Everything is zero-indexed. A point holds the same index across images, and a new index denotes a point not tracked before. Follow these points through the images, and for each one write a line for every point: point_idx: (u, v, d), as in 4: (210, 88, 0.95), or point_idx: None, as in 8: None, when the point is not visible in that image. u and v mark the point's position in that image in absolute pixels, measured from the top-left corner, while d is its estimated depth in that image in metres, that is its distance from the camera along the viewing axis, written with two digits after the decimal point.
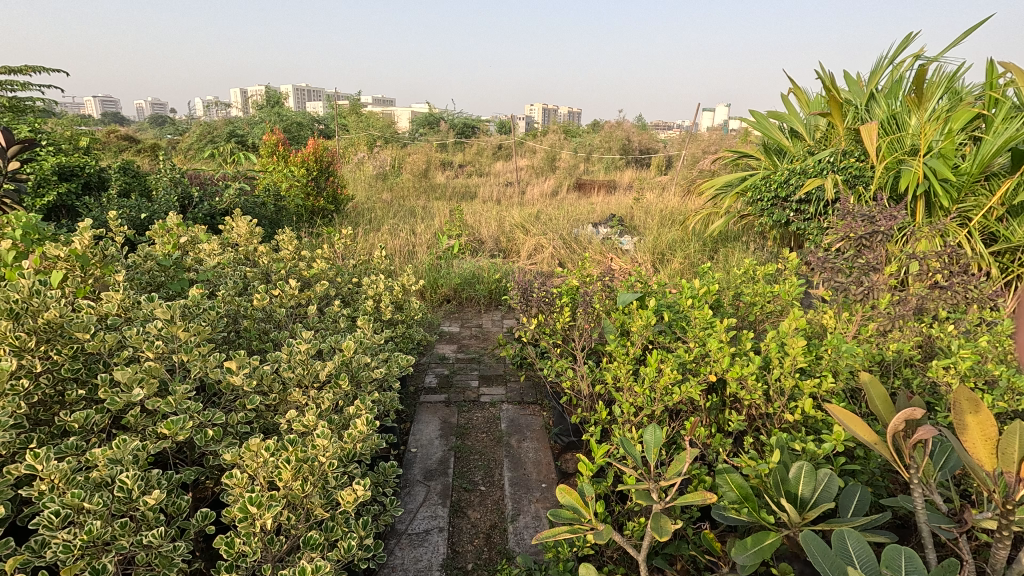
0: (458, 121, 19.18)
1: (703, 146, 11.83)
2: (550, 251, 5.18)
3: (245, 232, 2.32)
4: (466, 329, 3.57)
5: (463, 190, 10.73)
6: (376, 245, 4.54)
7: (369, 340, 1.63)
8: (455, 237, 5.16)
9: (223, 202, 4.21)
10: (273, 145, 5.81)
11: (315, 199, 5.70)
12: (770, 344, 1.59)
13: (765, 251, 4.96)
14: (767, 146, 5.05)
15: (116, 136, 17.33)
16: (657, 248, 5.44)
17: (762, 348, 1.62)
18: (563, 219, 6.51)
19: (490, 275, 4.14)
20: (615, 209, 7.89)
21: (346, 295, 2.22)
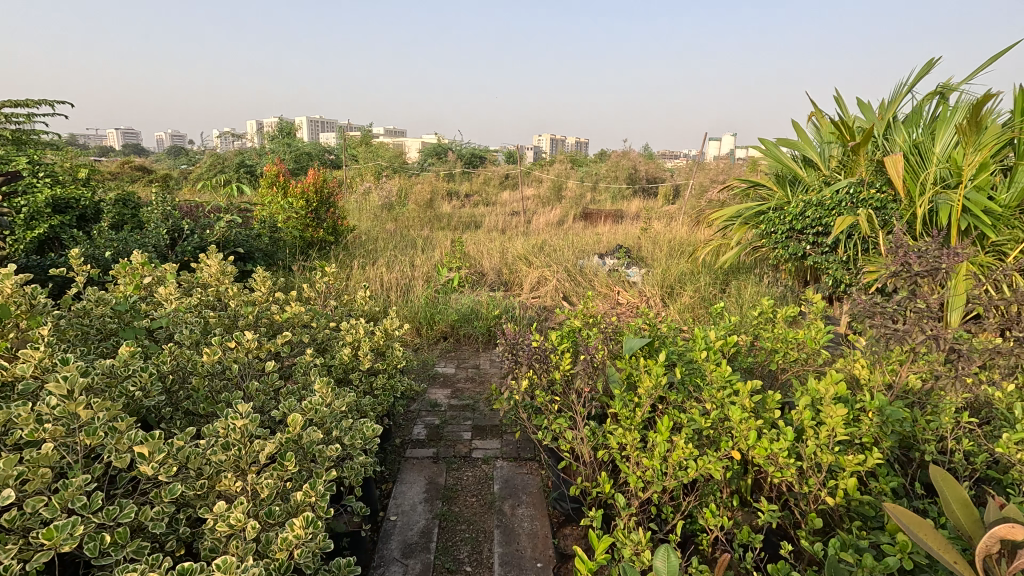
0: (466, 151, 19.34)
1: (711, 174, 11.70)
2: (554, 284, 4.97)
3: (217, 272, 2.15)
4: (463, 371, 3.35)
5: (468, 220, 10.63)
6: (372, 279, 4.37)
7: (334, 402, 1.41)
8: (456, 270, 4.98)
9: (214, 235, 4.08)
10: (272, 176, 5.73)
11: (314, 230, 5.57)
12: (803, 410, 1.35)
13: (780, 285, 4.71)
14: (779, 176, 4.88)
15: (129, 167, 17.62)
16: (666, 281, 5.22)
17: (792, 414, 1.38)
18: (568, 251, 6.32)
19: (489, 311, 3.94)
20: (622, 239, 7.72)
21: (322, 341, 2.02)
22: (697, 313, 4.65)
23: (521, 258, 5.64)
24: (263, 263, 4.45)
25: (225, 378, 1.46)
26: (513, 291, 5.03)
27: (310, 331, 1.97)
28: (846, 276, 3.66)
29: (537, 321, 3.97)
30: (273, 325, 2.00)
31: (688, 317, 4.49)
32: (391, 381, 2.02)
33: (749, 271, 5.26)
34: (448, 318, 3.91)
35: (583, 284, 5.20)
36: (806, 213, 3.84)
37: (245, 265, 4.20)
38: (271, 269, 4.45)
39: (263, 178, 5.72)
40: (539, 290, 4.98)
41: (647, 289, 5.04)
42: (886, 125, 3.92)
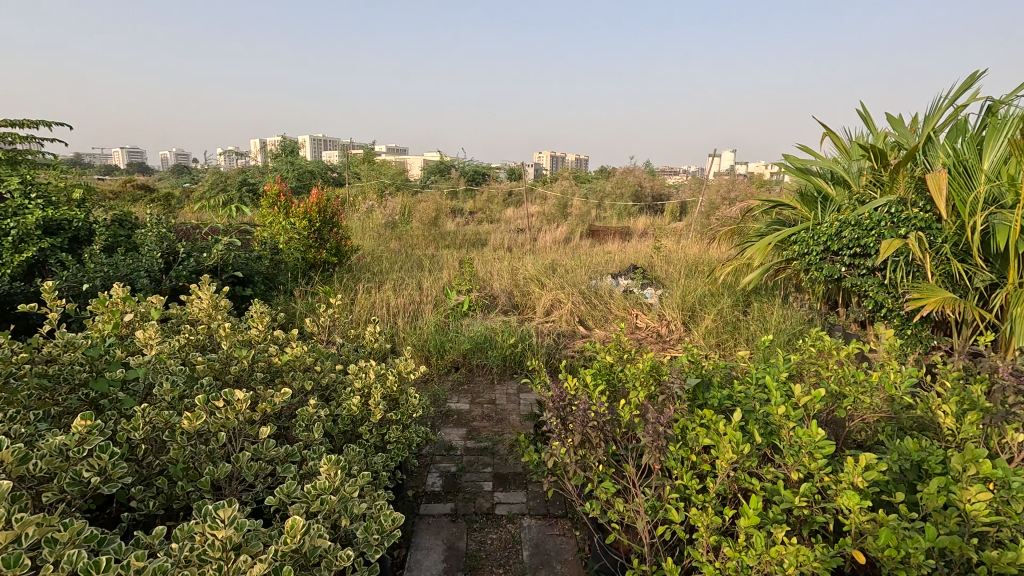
0: (469, 169, 19.27)
1: (721, 191, 11.51)
2: (570, 308, 4.73)
3: (208, 307, 1.92)
4: (479, 407, 3.08)
5: (474, 238, 10.42)
6: (379, 304, 4.13)
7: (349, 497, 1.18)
8: (465, 293, 4.74)
9: (212, 259, 3.85)
10: (275, 195, 5.51)
11: (317, 252, 5.34)
12: (933, 496, 1.09)
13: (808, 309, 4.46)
14: (805, 194, 4.66)
15: (131, 186, 17.50)
16: (685, 303, 4.97)
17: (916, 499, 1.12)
18: (581, 271, 6.08)
19: (503, 339, 3.69)
20: (634, 258, 7.49)
21: (328, 387, 1.77)
22: (722, 339, 4.40)
23: (533, 279, 5.40)
24: (264, 287, 4.23)
25: (212, 445, 1.22)
26: (526, 316, 4.78)
27: (313, 376, 1.73)
28: (886, 300, 3.43)
29: (553, 350, 3.72)
30: (271, 368, 1.76)
31: (713, 344, 4.24)
32: (406, 434, 1.77)
33: (773, 294, 5.02)
34: (460, 347, 3.66)
35: (599, 307, 4.96)
36: (842, 234, 3.61)
37: (245, 290, 3.97)
38: (273, 294, 4.22)
39: (264, 198, 5.51)
40: (553, 314, 4.73)
41: (667, 312, 4.80)
42: (924, 142, 3.71)
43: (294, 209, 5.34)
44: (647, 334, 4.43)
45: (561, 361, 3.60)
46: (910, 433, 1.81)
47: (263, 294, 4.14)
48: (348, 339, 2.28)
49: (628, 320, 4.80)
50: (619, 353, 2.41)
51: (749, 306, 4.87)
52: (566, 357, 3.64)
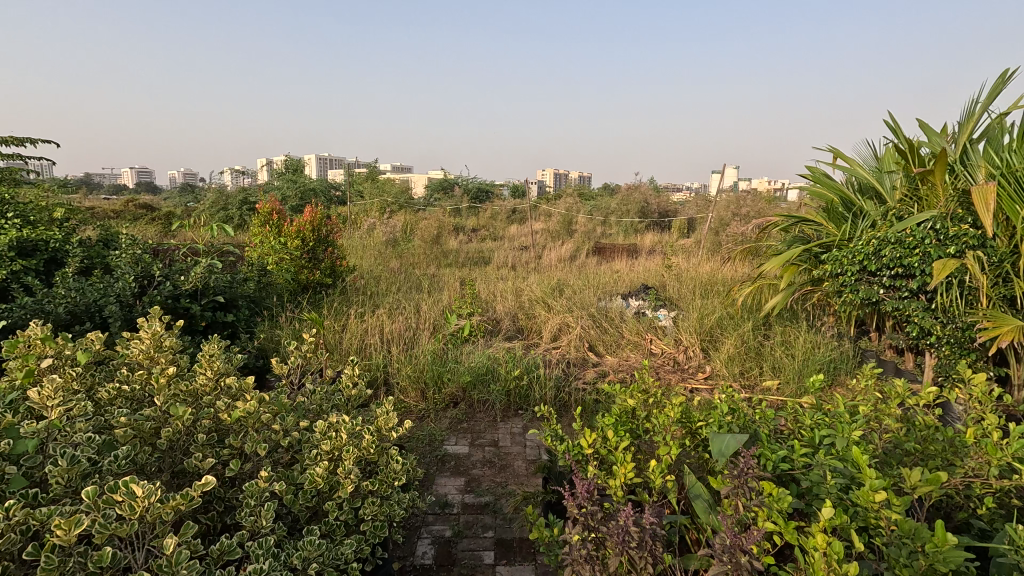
0: (472, 186, 19.11)
1: (731, 206, 11.17)
2: (578, 333, 4.38)
3: (147, 349, 1.60)
4: (479, 451, 2.71)
5: (476, 257, 10.11)
6: (372, 331, 3.79)
7: None
8: (466, 317, 4.41)
9: (190, 282, 3.54)
10: (266, 213, 5.22)
11: (309, 273, 5.04)
12: None
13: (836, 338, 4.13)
14: (831, 209, 4.33)
15: (133, 205, 17.39)
16: (703, 327, 4.63)
17: None
18: (589, 292, 5.74)
19: (507, 370, 3.34)
20: (644, 277, 7.17)
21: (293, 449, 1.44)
22: (746, 367, 4.03)
23: (538, 301, 5.06)
24: (248, 312, 3.91)
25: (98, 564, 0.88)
26: (532, 341, 4.44)
27: (269, 436, 1.39)
28: (934, 326, 3.10)
29: (562, 382, 3.36)
30: (219, 425, 1.43)
31: (736, 373, 3.88)
32: (386, 507, 1.42)
33: (799, 316, 4.66)
34: (459, 379, 3.31)
35: (610, 332, 4.60)
36: (881, 252, 3.26)
37: (226, 316, 3.64)
38: (257, 320, 3.90)
39: (254, 216, 5.22)
40: (560, 340, 4.38)
41: (684, 337, 4.44)
42: (963, 152, 3.40)
43: (286, 228, 5.05)
44: (664, 363, 4.06)
45: (570, 395, 3.25)
46: (1015, 506, 1.45)
47: (246, 320, 3.82)
48: (324, 381, 1.95)
49: (642, 346, 4.45)
50: (642, 396, 2.06)
51: (773, 330, 4.51)
52: (576, 390, 3.29)
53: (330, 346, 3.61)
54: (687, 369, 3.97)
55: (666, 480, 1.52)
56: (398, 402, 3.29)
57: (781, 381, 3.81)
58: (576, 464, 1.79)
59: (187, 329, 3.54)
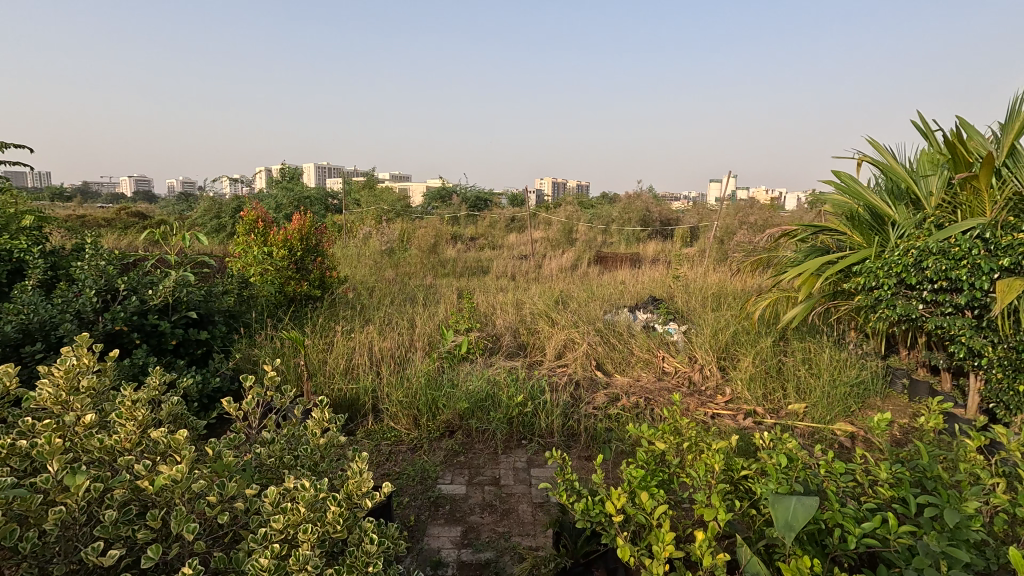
0: (471, 195, 18.85)
1: (736, 215, 10.89)
2: (585, 351, 4.06)
3: (59, 393, 1.26)
4: (478, 492, 2.38)
5: (475, 266, 9.80)
6: (361, 349, 3.46)
7: None
8: (464, 333, 4.09)
9: (159, 296, 3.20)
10: (251, 221, 4.91)
11: (296, 285, 4.72)
12: None
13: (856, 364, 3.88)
14: (855, 217, 4.04)
15: (126, 214, 17.09)
16: (717, 343, 4.31)
17: None
18: (594, 304, 5.42)
19: (509, 396, 3.01)
20: (650, 288, 6.85)
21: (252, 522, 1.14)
22: (769, 388, 3.70)
23: (542, 314, 4.74)
24: (226, 328, 3.58)
25: None
26: (535, 359, 4.11)
27: (203, 511, 1.07)
28: (986, 347, 2.81)
29: (571, 409, 3.03)
30: (139, 494, 1.12)
31: (760, 395, 3.55)
32: None
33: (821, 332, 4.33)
34: (457, 405, 2.97)
35: (619, 349, 4.28)
36: (922, 264, 2.96)
37: (199, 333, 3.31)
38: (235, 337, 3.56)
39: (239, 224, 4.91)
40: (565, 359, 4.06)
41: (700, 355, 4.11)
42: (1008, 154, 3.12)
43: (273, 238, 4.74)
44: (680, 384, 3.74)
45: (580, 423, 2.92)
46: None
47: (223, 336, 3.48)
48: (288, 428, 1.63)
49: (655, 364, 4.12)
50: (672, 438, 1.74)
51: (795, 346, 4.18)
52: (586, 417, 2.96)
53: (314, 367, 3.28)
54: (704, 391, 3.64)
55: (720, 558, 1.20)
56: (389, 431, 2.96)
57: (809, 404, 3.48)
58: (599, 527, 1.47)
59: (155, 348, 3.21)
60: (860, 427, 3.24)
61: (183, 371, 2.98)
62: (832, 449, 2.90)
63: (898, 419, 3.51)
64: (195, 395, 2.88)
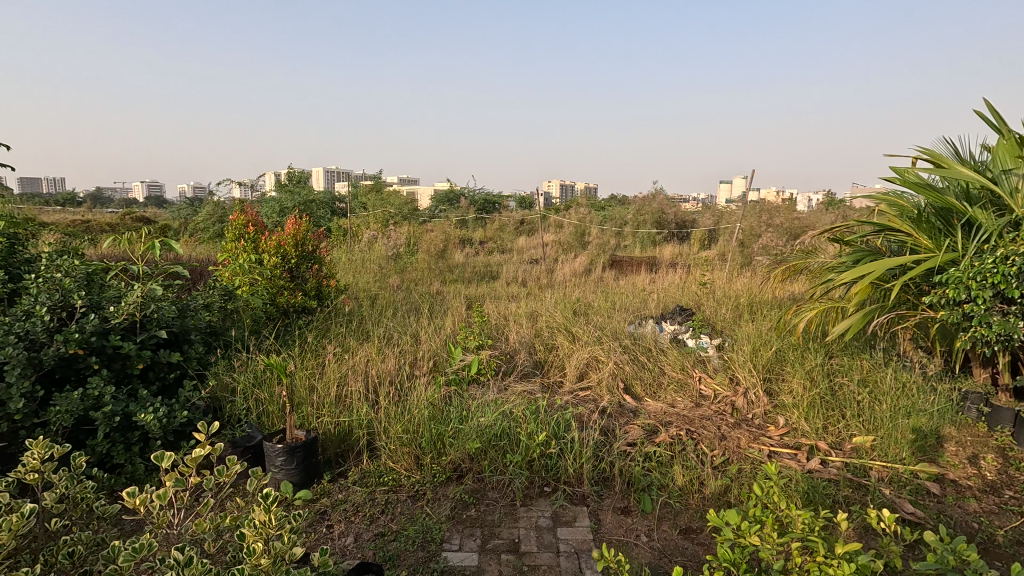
0: (479, 197, 18.43)
1: (760, 217, 10.32)
2: (611, 371, 3.59)
3: None
4: (493, 563, 1.91)
5: (484, 272, 9.32)
6: (355, 373, 3.01)
7: None
8: (474, 352, 3.62)
9: (122, 314, 2.75)
10: (241, 225, 4.46)
11: (289, 296, 4.33)
12: None
13: (925, 387, 3.37)
14: (920, 218, 3.53)
15: (131, 219, 16.83)
16: (760, 361, 3.81)
17: None
18: (617, 315, 4.93)
19: (529, 433, 2.53)
20: (673, 295, 6.36)
21: None
22: (828, 417, 3.18)
23: (560, 327, 4.26)
24: (204, 346, 3.13)
25: None
26: (553, 380, 3.64)
27: None
28: None
29: (602, 446, 2.55)
30: None
31: (819, 426, 3.04)
32: None
33: (878, 347, 3.81)
34: (466, 443, 2.50)
35: (648, 369, 3.80)
36: None
37: (170, 355, 2.86)
38: (213, 357, 3.12)
39: (227, 229, 4.47)
40: (588, 381, 3.58)
41: (741, 376, 3.62)
42: None
43: (264, 244, 4.37)
44: (722, 412, 3.25)
45: (614, 465, 2.44)
46: None
47: (199, 357, 3.03)
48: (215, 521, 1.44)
49: (690, 386, 3.63)
50: (770, 529, 1.25)
51: (851, 364, 3.66)
52: (620, 458, 2.48)
53: (299, 394, 2.82)
54: (751, 420, 3.14)
55: None
56: (386, 474, 2.50)
57: (878, 437, 2.97)
58: None
59: (120, 374, 2.78)
60: (945, 468, 2.73)
61: (148, 403, 2.54)
62: (921, 499, 2.40)
63: (984, 454, 3.00)
64: (159, 432, 2.44)
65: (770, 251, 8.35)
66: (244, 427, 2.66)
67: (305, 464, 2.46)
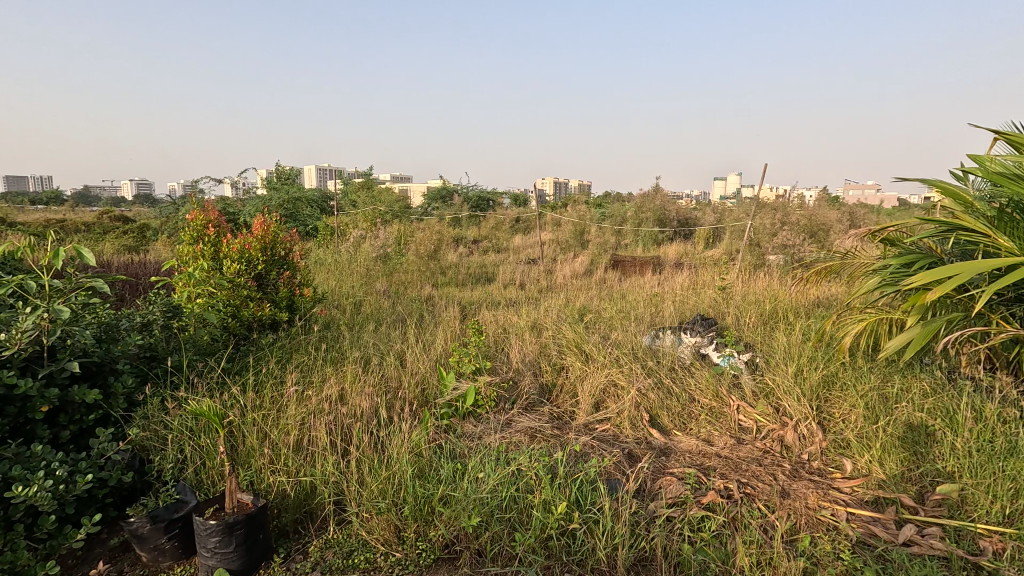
0: (473, 194, 17.81)
1: (770, 215, 9.75)
2: (634, 401, 3.01)
3: None
4: None
5: (479, 275, 8.69)
6: (324, 413, 2.42)
7: None
8: (470, 378, 3.04)
9: (18, 343, 2.11)
10: (199, 225, 3.84)
11: (254, 309, 3.74)
12: None
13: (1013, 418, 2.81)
14: (1002, 217, 2.98)
15: (107, 217, 16.02)
16: (806, 383, 3.26)
17: None
18: (632, 327, 4.34)
19: (543, 500, 1.94)
20: (688, 299, 5.80)
21: None
22: (903, 459, 2.62)
23: (570, 343, 3.67)
24: (135, 378, 2.52)
25: None
26: (565, 411, 3.07)
27: None
28: None
29: (638, 516, 1.98)
30: None
31: (896, 473, 2.48)
32: None
33: (940, 365, 3.27)
34: (462, 516, 1.91)
35: (676, 395, 3.23)
36: None
37: (86, 393, 2.24)
38: (146, 393, 2.50)
39: (182, 230, 3.84)
40: (606, 412, 3.01)
41: (788, 405, 3.06)
42: None
43: (225, 248, 3.77)
44: (773, 455, 2.68)
45: (656, 544, 1.86)
46: None
47: (125, 393, 2.41)
48: None
49: (727, 417, 3.07)
50: None
51: (915, 388, 3.11)
52: (663, 531, 1.90)
53: (251, 440, 2.22)
54: (809, 465, 2.58)
55: None
56: (356, 554, 1.91)
57: (970, 487, 2.40)
58: None
59: (16, 421, 2.15)
60: None
61: (42, 463, 1.92)
62: None
63: None
64: (52, 506, 1.82)
65: (785, 251, 7.80)
66: (175, 489, 2.06)
67: (248, 544, 1.85)
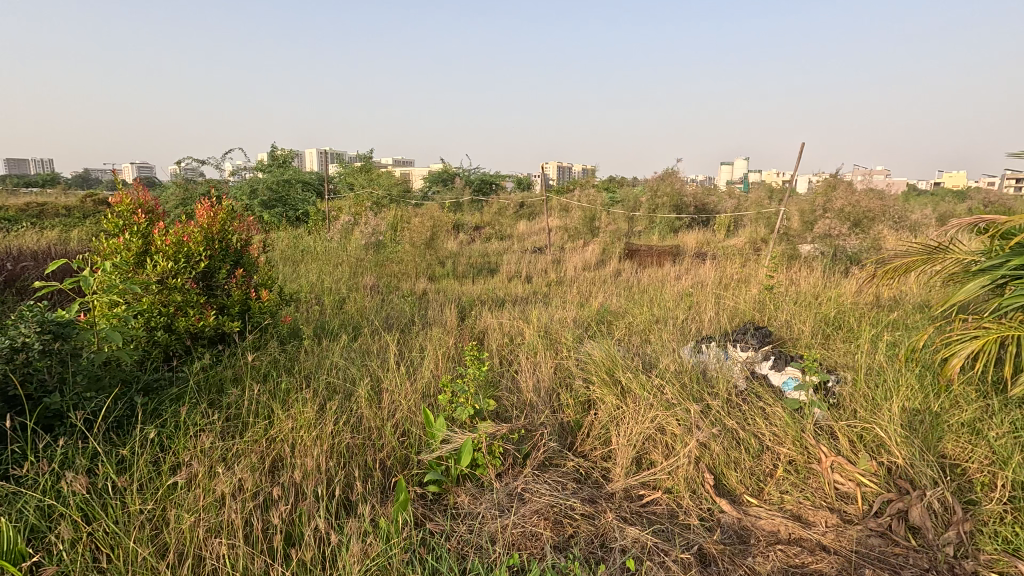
0: (477, 178, 16.86)
1: (803, 201, 8.83)
2: (692, 456, 2.19)
3: None
4: None
5: (481, 266, 7.80)
6: (245, 494, 1.60)
7: None
8: (466, 424, 2.22)
9: None
10: (124, 211, 2.99)
11: (191, 319, 2.91)
12: None
13: None
14: None
15: (91, 201, 15.19)
16: (918, 427, 2.43)
17: None
18: (670, 339, 3.49)
19: None
20: (726, 298, 4.93)
21: None
22: None
23: (597, 366, 2.83)
24: None
25: None
26: (595, 468, 2.26)
27: None
28: None
29: None
30: None
31: None
32: None
33: None
34: None
35: (742, 445, 2.40)
36: None
37: None
38: None
39: (104, 218, 3.01)
40: (654, 472, 2.19)
41: (901, 463, 2.23)
42: None
43: (156, 241, 2.91)
44: (903, 550, 1.86)
45: None
46: None
47: None
48: None
49: (818, 478, 2.24)
50: None
51: None
52: None
53: (120, 555, 1.39)
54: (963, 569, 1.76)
55: None
56: None
57: None
58: None
59: None
60: None
61: None
62: None
63: None
64: None
65: (827, 241, 6.89)
66: None
67: None
